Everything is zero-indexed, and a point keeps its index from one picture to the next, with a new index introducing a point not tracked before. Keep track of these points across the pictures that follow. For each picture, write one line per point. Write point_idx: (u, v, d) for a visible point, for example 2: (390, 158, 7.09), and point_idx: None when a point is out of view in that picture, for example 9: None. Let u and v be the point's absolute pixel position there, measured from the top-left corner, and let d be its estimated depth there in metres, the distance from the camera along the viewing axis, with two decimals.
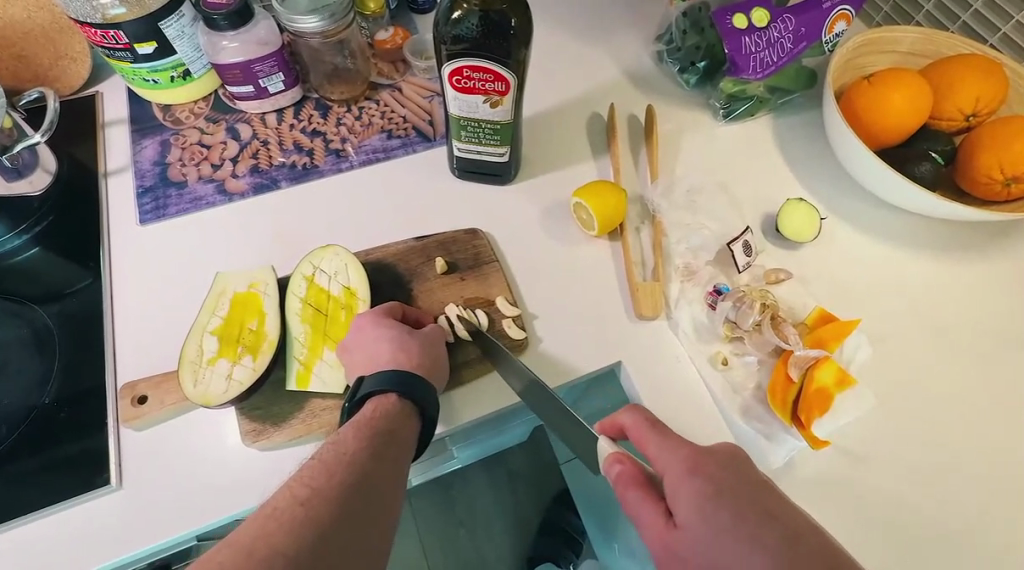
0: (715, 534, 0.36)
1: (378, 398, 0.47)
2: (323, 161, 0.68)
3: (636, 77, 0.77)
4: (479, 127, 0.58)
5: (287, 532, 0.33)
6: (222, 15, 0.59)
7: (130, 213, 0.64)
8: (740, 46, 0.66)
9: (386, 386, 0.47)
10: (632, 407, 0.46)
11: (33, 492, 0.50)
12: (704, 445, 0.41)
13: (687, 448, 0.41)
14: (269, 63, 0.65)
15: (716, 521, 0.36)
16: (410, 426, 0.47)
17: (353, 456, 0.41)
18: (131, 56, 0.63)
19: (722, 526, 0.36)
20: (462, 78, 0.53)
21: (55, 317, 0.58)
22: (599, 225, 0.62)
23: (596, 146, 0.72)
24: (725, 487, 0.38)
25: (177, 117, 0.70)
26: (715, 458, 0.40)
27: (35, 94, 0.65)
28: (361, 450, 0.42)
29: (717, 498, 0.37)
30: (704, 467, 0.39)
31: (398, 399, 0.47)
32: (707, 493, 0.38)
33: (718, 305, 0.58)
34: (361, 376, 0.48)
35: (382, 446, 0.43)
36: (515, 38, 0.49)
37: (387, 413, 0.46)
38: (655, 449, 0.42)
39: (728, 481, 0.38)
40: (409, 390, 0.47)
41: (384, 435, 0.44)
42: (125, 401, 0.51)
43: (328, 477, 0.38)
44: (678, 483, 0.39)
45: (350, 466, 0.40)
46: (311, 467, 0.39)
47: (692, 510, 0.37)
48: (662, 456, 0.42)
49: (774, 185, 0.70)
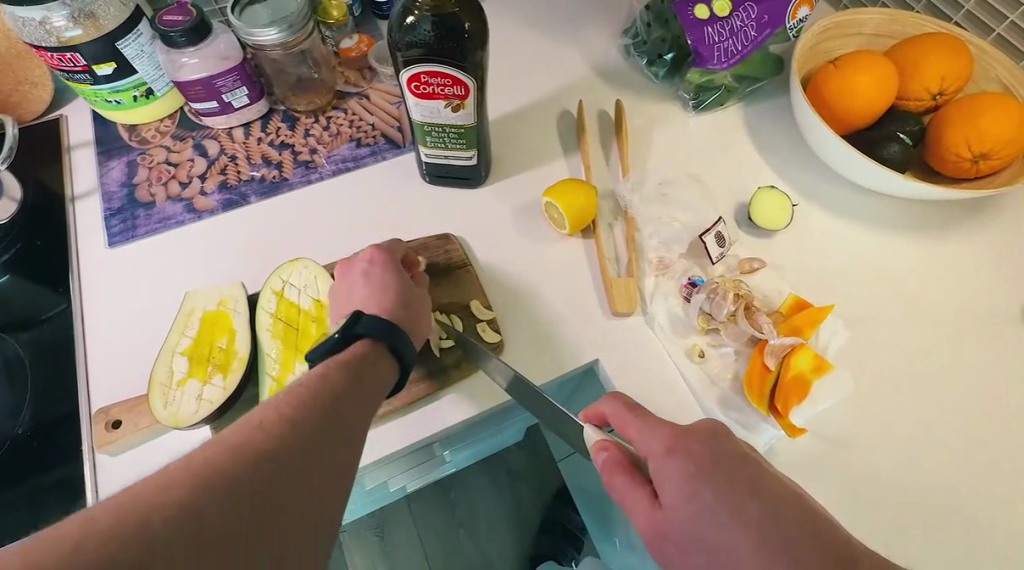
0: (699, 512, 0.37)
1: (366, 341, 0.47)
2: (292, 173, 0.67)
3: (604, 73, 0.77)
4: (443, 131, 0.58)
5: (243, 453, 0.34)
6: (179, 32, 0.58)
7: (99, 236, 0.63)
8: (703, 36, 0.65)
9: (375, 332, 0.46)
10: (612, 393, 0.46)
11: None
12: (684, 425, 0.41)
13: (668, 429, 0.41)
14: (231, 78, 0.64)
15: (703, 501, 0.37)
16: (385, 374, 0.46)
17: (324, 391, 0.41)
18: (90, 77, 0.62)
19: (708, 506, 0.37)
20: (420, 83, 0.52)
21: (26, 346, 0.58)
22: (568, 222, 0.61)
23: (567, 144, 0.71)
24: (707, 464, 0.39)
25: (143, 137, 0.69)
26: (696, 436, 0.41)
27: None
28: (333, 387, 0.42)
29: (700, 475, 0.38)
30: (685, 445, 0.40)
31: (376, 346, 0.47)
32: (692, 472, 0.38)
33: (692, 298, 0.58)
34: (359, 313, 0.47)
35: (350, 387, 0.42)
36: (470, 40, 0.49)
37: (363, 356, 0.46)
38: (635, 431, 0.42)
39: (711, 458, 0.39)
40: (392, 338, 0.47)
41: (356, 375, 0.44)
42: (98, 426, 0.51)
43: (289, 407, 0.38)
44: (663, 464, 0.39)
45: (319, 401, 0.40)
46: (283, 396, 0.40)
47: (679, 493, 0.38)
48: (643, 438, 0.42)
49: (747, 174, 0.70)
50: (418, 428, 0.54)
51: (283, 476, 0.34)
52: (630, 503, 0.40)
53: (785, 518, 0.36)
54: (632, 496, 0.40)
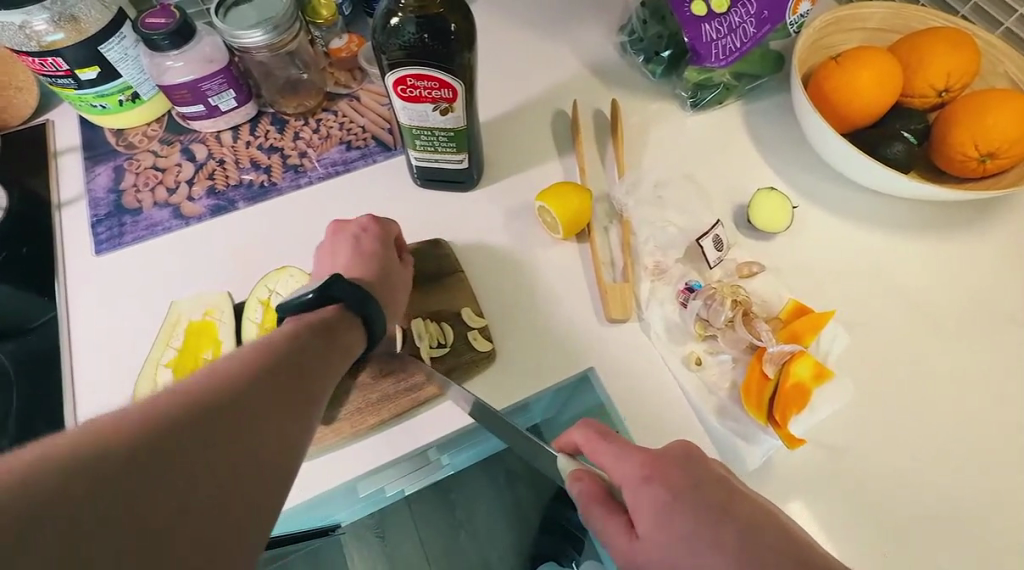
0: (674, 540, 0.36)
1: (337, 305, 0.46)
2: (281, 177, 0.66)
3: (599, 71, 0.75)
4: (433, 135, 0.56)
5: (198, 397, 0.33)
6: (162, 35, 0.57)
7: (85, 244, 0.62)
8: (701, 33, 0.63)
9: (347, 297, 0.46)
10: (583, 420, 0.45)
11: None
12: (658, 449, 0.40)
13: (641, 454, 0.40)
14: (217, 81, 0.63)
15: (678, 530, 0.36)
16: (351, 340, 0.45)
17: (283, 349, 0.40)
18: (74, 82, 0.61)
19: (685, 535, 0.36)
20: (407, 87, 0.51)
21: (11, 357, 0.57)
22: (562, 226, 0.60)
23: (561, 145, 0.70)
24: (680, 489, 0.38)
25: (130, 142, 0.68)
26: (670, 459, 0.40)
27: None
28: (297, 344, 0.41)
29: (675, 502, 0.37)
30: (660, 472, 0.39)
31: (345, 309, 0.46)
32: (667, 501, 0.37)
33: (688, 304, 0.57)
34: (338, 276, 0.46)
35: (310, 349, 0.41)
36: (457, 42, 0.47)
37: (327, 318, 0.44)
38: (609, 459, 0.41)
39: (687, 485, 0.38)
40: (355, 307, 0.46)
41: (317, 339, 0.42)
42: None
43: (240, 365, 0.37)
44: (637, 493, 0.38)
45: (275, 356, 0.39)
46: (236, 353, 0.39)
47: (655, 522, 0.37)
48: (618, 464, 0.41)
49: (746, 174, 0.68)
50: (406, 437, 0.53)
51: (242, 421, 0.34)
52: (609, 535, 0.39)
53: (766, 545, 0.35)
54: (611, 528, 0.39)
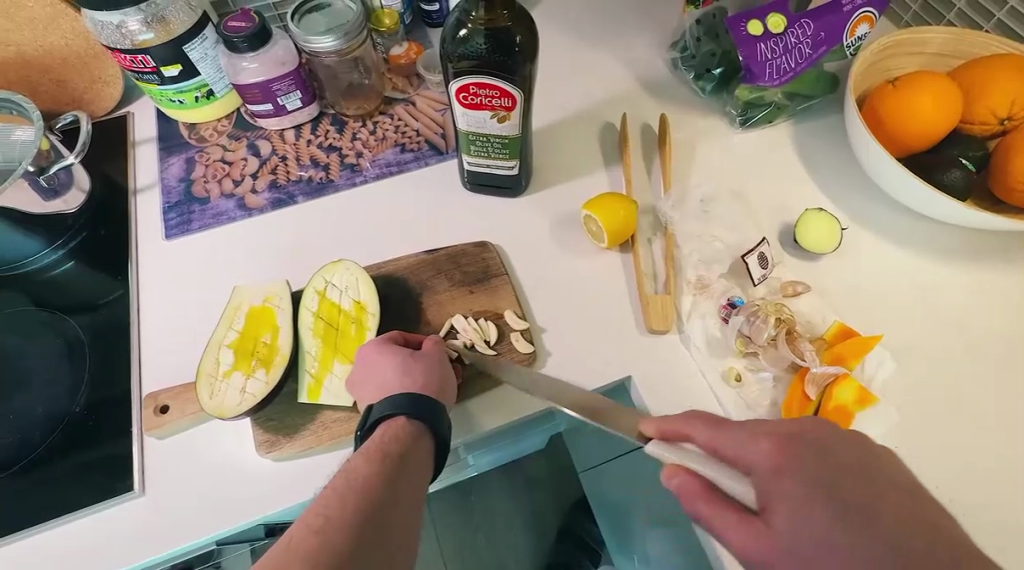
0: (803, 523, 0.33)
1: (388, 422, 0.47)
2: (338, 175, 0.70)
3: (649, 86, 0.76)
4: (487, 141, 0.58)
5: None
6: (242, 38, 0.61)
7: (156, 228, 0.66)
8: (756, 52, 0.62)
9: (392, 410, 0.46)
10: (694, 412, 0.42)
11: (65, 496, 0.52)
12: (788, 430, 0.38)
13: (772, 438, 0.37)
14: (287, 83, 0.67)
15: (813, 515, 0.33)
16: (423, 448, 0.46)
17: (382, 445, 0.44)
18: (157, 78, 0.66)
19: (823, 527, 0.33)
20: (468, 94, 0.52)
21: (86, 329, 0.61)
22: (609, 236, 0.61)
23: (608, 157, 0.71)
24: (807, 465, 0.36)
25: (202, 136, 0.73)
26: (802, 444, 0.37)
27: (70, 117, 0.66)
28: (388, 445, 0.44)
29: (812, 489, 0.34)
30: (788, 457, 0.36)
31: (408, 421, 0.47)
32: (805, 488, 0.34)
33: (731, 319, 0.57)
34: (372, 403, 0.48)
35: (394, 470, 0.42)
36: (520, 54, 0.49)
37: (398, 436, 0.45)
38: (735, 444, 0.38)
39: (822, 470, 0.35)
40: (413, 401, 0.47)
41: (395, 457, 0.43)
42: (148, 410, 0.54)
43: (339, 504, 0.38)
44: (768, 470, 0.36)
45: (385, 447, 0.44)
46: (346, 463, 0.43)
47: (791, 510, 0.34)
48: (745, 448, 0.38)
49: (793, 193, 0.68)
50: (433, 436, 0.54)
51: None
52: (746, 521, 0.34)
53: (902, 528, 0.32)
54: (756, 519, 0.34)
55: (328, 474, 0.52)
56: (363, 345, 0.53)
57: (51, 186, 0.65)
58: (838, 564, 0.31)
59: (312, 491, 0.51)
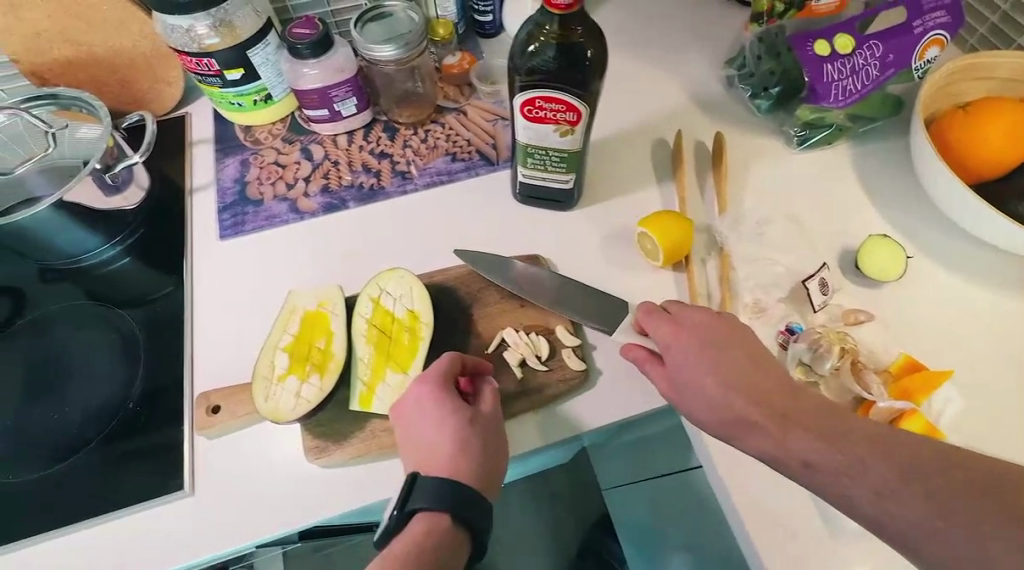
0: (692, 376, 0.48)
1: (428, 516, 0.45)
2: (389, 183, 0.70)
3: (701, 103, 0.75)
4: (545, 155, 0.58)
5: None
6: (306, 44, 0.62)
7: (211, 228, 0.67)
8: (822, 73, 0.62)
9: (436, 506, 0.44)
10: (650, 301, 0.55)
11: (116, 491, 0.52)
12: (688, 319, 0.51)
13: (676, 326, 0.51)
14: (344, 89, 0.67)
15: (701, 375, 0.48)
16: (460, 551, 0.45)
17: (421, 552, 0.43)
18: (220, 81, 0.67)
19: (704, 378, 0.47)
20: (534, 108, 0.52)
21: (141, 324, 0.61)
22: (665, 255, 0.59)
23: (660, 173, 0.70)
24: (698, 347, 0.49)
25: (257, 138, 0.74)
26: (701, 329, 0.50)
27: (136, 118, 0.65)
28: (427, 552, 0.43)
29: (697, 359, 0.48)
30: (683, 336, 0.50)
31: (449, 522, 0.45)
32: (693, 356, 0.48)
33: (790, 345, 0.55)
34: (414, 475, 0.46)
35: None
36: (590, 68, 0.48)
37: (436, 540, 0.44)
38: (655, 328, 0.52)
39: (708, 344, 0.49)
40: (453, 500, 0.45)
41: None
42: (199, 409, 0.54)
43: None
44: (678, 349, 0.50)
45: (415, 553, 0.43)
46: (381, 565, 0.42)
47: (686, 369, 0.49)
48: (659, 330, 0.51)
49: (852, 217, 0.66)
50: None
51: None
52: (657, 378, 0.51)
53: (761, 383, 0.46)
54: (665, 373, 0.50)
55: (376, 484, 0.51)
56: (420, 384, 0.50)
57: (114, 184, 0.64)
58: (715, 400, 0.46)
59: (361, 499, 0.51)
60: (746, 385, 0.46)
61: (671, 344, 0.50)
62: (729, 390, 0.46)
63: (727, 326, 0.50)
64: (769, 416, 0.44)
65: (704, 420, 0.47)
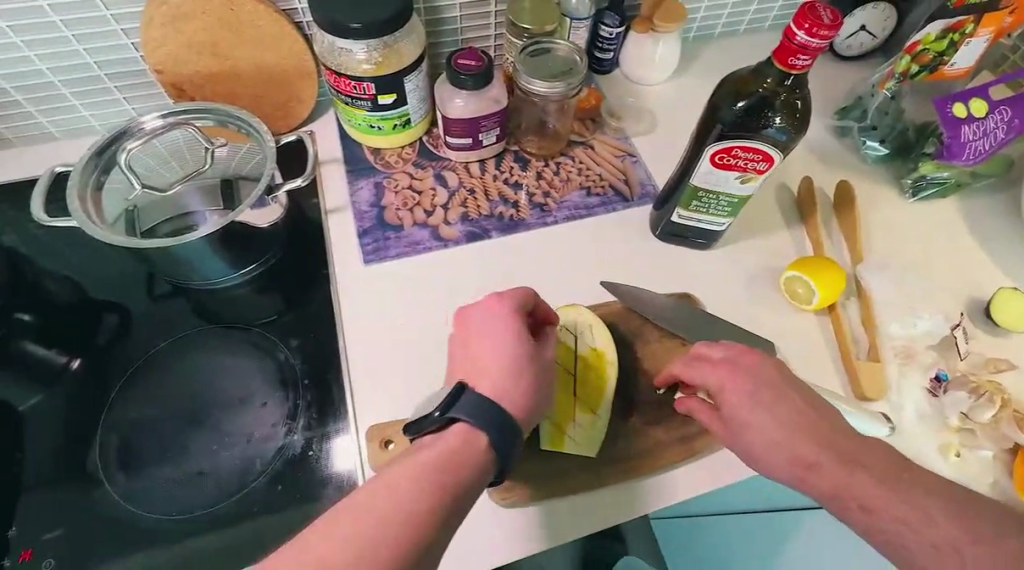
0: (761, 423, 0.46)
1: (464, 428, 0.44)
2: (528, 214, 0.70)
3: (816, 150, 0.78)
4: (715, 199, 0.59)
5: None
6: (470, 76, 0.62)
7: (352, 252, 0.66)
8: (959, 134, 0.66)
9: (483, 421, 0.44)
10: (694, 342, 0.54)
11: (293, 532, 0.50)
12: (739, 360, 0.49)
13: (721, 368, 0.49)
14: (492, 120, 0.68)
15: (768, 422, 0.46)
16: (484, 474, 0.43)
17: (450, 459, 0.42)
18: (369, 105, 0.66)
19: (768, 425, 0.46)
20: (727, 155, 0.53)
21: (295, 352, 0.58)
22: (819, 292, 0.62)
23: (788, 217, 0.73)
24: (751, 388, 0.47)
25: (387, 161, 0.73)
26: (750, 370, 0.48)
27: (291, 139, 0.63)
28: (451, 462, 0.42)
29: (758, 405, 0.46)
30: (744, 372, 0.48)
31: (485, 439, 0.44)
32: (760, 400, 0.47)
33: (943, 394, 0.58)
34: (464, 387, 0.45)
35: (447, 492, 0.41)
36: (796, 122, 0.50)
37: (467, 453, 0.43)
38: (692, 371, 0.50)
39: (760, 385, 0.47)
40: (497, 428, 0.45)
41: (455, 477, 0.42)
42: (372, 444, 0.52)
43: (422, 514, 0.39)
44: (731, 390, 0.48)
45: (453, 471, 0.42)
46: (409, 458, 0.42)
47: (748, 416, 0.47)
48: (694, 371, 0.50)
49: (972, 267, 0.70)
50: (664, 491, 0.54)
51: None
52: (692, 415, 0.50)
53: (791, 415, 0.46)
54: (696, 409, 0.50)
55: (562, 524, 0.53)
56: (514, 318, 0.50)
57: (267, 199, 0.61)
58: (783, 450, 0.45)
59: (541, 541, 0.52)
60: (800, 429, 0.45)
61: (723, 385, 0.48)
62: (767, 428, 0.46)
63: (765, 367, 0.48)
64: (831, 454, 0.44)
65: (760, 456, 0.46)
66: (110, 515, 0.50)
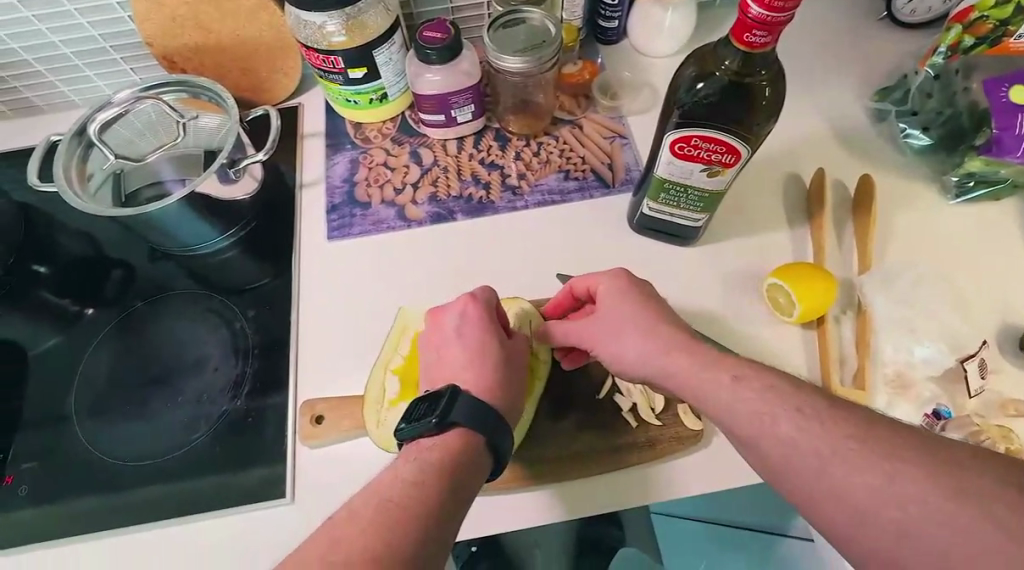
0: (624, 316, 0.48)
1: (459, 428, 0.44)
2: (499, 197, 0.67)
3: (845, 137, 0.67)
4: (683, 192, 0.54)
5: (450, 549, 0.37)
6: (434, 49, 0.60)
7: (319, 228, 0.67)
8: (1014, 124, 0.55)
9: (476, 416, 0.44)
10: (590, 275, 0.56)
11: (223, 489, 0.53)
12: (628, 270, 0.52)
13: (611, 271, 0.52)
14: (464, 97, 0.65)
15: (628, 315, 0.48)
16: (484, 467, 0.43)
17: (443, 455, 0.42)
18: (341, 78, 0.65)
19: (629, 318, 0.48)
20: (687, 145, 0.48)
21: (251, 322, 0.62)
22: (794, 291, 0.55)
23: (794, 214, 0.64)
24: (630, 288, 0.50)
25: (366, 136, 0.72)
26: (636, 280, 0.51)
27: (258, 113, 0.65)
28: (447, 457, 0.42)
29: (626, 300, 0.49)
30: (627, 277, 0.51)
31: (480, 436, 0.44)
32: (631, 297, 0.49)
33: (937, 434, 0.50)
34: (457, 389, 0.45)
35: (450, 485, 0.40)
36: (762, 109, 0.44)
37: (465, 447, 0.43)
38: (580, 279, 0.53)
39: (640, 290, 0.50)
40: (492, 422, 0.45)
41: (453, 470, 0.41)
42: (304, 418, 0.54)
43: (420, 502, 0.38)
44: (606, 290, 0.50)
45: (453, 467, 0.41)
46: (403, 463, 0.42)
47: (614, 311, 0.49)
48: (582, 279, 0.53)
49: (1020, 288, 0.58)
50: (588, 500, 0.52)
51: None
52: (571, 332, 0.51)
53: (690, 349, 0.44)
54: (573, 324, 0.51)
55: (474, 519, 0.52)
56: (489, 320, 0.52)
57: (233, 175, 0.63)
58: (640, 338, 0.46)
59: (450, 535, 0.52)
60: (659, 328, 0.46)
61: (598, 293, 0.51)
62: (632, 332, 0.47)
63: (624, 273, 0.51)
64: (686, 358, 0.43)
65: (729, 419, 0.39)
66: (78, 452, 0.56)
